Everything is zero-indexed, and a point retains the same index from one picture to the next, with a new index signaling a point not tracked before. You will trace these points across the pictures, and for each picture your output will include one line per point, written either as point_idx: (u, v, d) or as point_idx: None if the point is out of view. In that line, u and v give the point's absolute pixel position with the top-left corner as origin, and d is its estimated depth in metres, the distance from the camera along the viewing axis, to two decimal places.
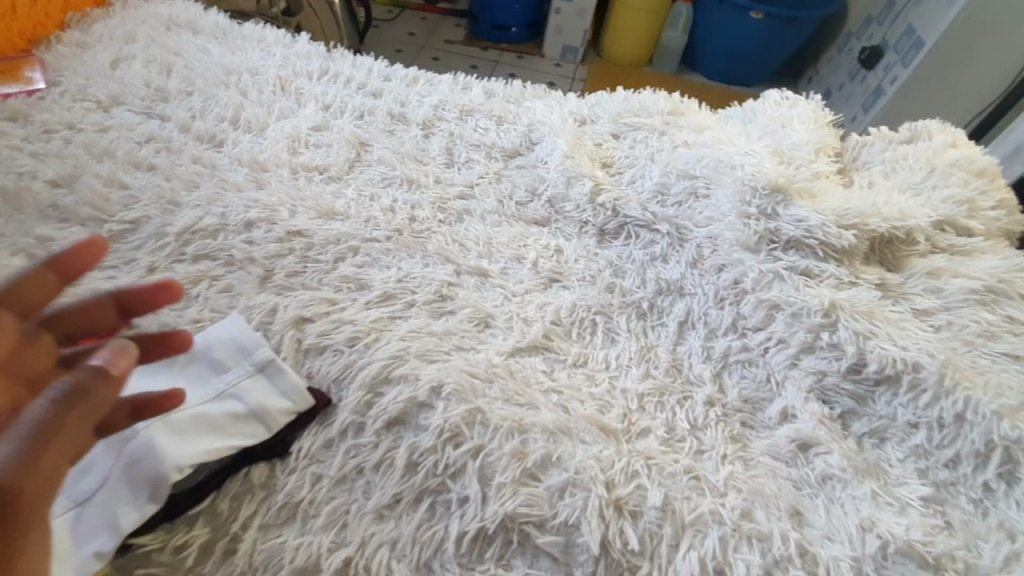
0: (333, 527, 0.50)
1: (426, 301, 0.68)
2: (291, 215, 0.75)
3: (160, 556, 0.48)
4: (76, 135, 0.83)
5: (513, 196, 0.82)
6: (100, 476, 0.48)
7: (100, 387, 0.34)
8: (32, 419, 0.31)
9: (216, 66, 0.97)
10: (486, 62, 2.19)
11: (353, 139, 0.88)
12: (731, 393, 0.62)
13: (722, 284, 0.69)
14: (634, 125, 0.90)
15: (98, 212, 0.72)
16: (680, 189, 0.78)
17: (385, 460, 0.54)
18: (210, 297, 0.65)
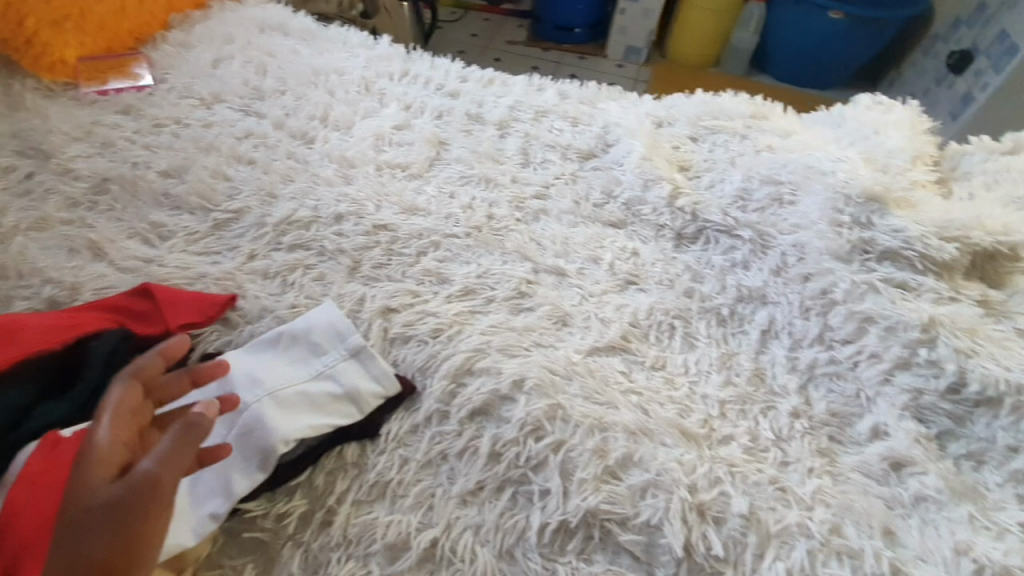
0: (420, 508, 0.53)
1: (505, 297, 0.69)
2: (377, 210, 0.79)
3: (264, 522, 0.51)
4: (183, 129, 0.89)
5: (590, 198, 0.82)
6: (213, 446, 0.52)
7: (206, 421, 0.45)
8: (162, 444, 0.42)
9: (306, 66, 1.02)
10: (549, 63, 2.20)
11: (434, 138, 0.91)
12: (818, 406, 0.61)
13: (808, 293, 0.67)
14: (713, 128, 0.88)
15: (204, 201, 0.78)
16: (763, 194, 0.76)
17: (469, 448, 0.56)
18: (304, 285, 0.69)
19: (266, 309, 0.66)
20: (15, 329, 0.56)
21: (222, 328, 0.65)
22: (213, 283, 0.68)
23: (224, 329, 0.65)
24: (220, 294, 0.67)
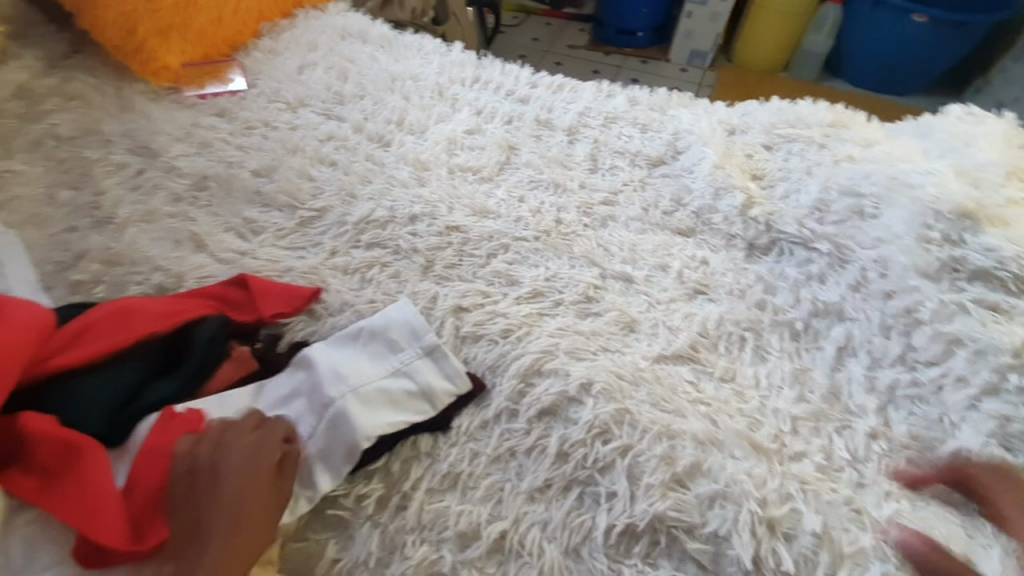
0: (489, 501, 0.55)
1: (573, 301, 0.71)
2: (449, 212, 0.82)
3: (346, 502, 0.55)
4: (272, 132, 0.95)
5: (658, 205, 0.82)
6: (304, 435, 0.57)
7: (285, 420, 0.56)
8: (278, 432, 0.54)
9: (383, 73, 1.07)
10: (610, 67, 2.19)
11: (504, 143, 0.93)
12: (898, 428, 0.58)
13: (889, 311, 0.65)
14: (789, 137, 0.86)
15: (291, 199, 0.83)
16: (842, 207, 0.74)
17: (537, 446, 0.57)
18: (381, 281, 0.73)
19: (347, 303, 0.71)
20: (129, 312, 0.62)
21: (308, 319, 0.70)
22: (299, 277, 0.73)
23: (309, 320, 0.69)
24: (306, 288, 0.71)
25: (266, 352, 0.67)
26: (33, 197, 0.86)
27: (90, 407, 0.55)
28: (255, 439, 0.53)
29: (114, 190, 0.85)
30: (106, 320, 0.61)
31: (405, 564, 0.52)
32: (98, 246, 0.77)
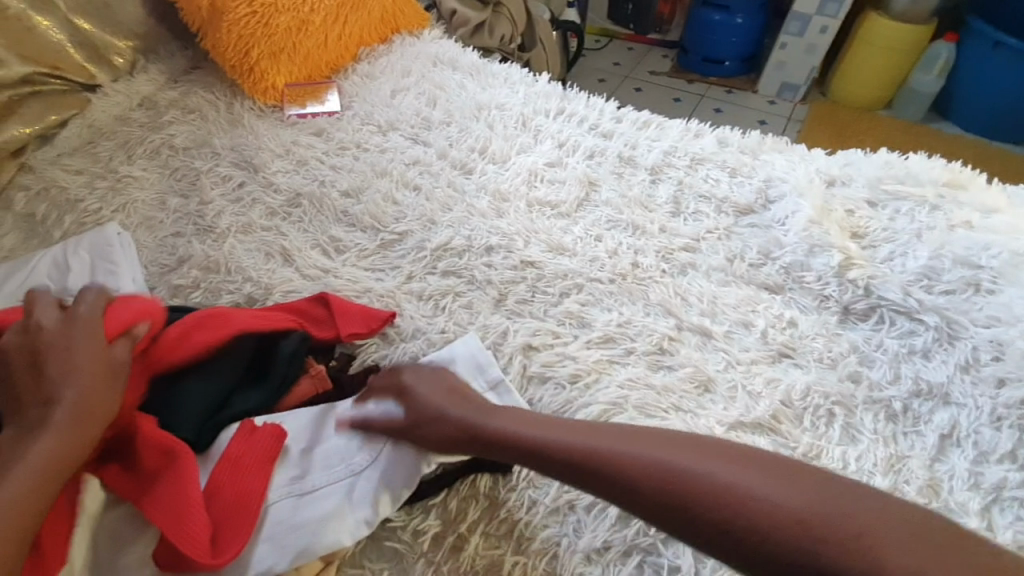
0: (545, 555, 0.54)
1: (646, 351, 0.69)
2: (525, 245, 0.82)
3: (402, 534, 0.55)
4: (362, 153, 1.00)
5: (744, 256, 0.78)
6: (370, 456, 0.58)
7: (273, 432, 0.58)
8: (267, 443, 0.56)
9: (470, 100, 1.10)
10: (692, 96, 2.14)
11: (585, 179, 0.92)
12: (1005, 535, 0.52)
13: (1002, 401, 0.60)
14: (896, 195, 0.80)
15: (375, 221, 0.86)
16: (956, 276, 0.69)
17: (598, 503, 0.55)
18: (454, 311, 0.74)
19: (420, 330, 0.72)
20: (225, 317, 0.65)
21: (381, 342, 0.71)
22: (377, 299, 0.76)
23: (383, 343, 0.71)
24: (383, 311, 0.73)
25: (340, 371, 0.69)
26: (149, 201, 0.94)
27: (185, 414, 0.58)
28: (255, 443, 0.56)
29: (217, 201, 0.92)
30: (206, 319, 0.64)
31: None
32: (200, 252, 0.83)
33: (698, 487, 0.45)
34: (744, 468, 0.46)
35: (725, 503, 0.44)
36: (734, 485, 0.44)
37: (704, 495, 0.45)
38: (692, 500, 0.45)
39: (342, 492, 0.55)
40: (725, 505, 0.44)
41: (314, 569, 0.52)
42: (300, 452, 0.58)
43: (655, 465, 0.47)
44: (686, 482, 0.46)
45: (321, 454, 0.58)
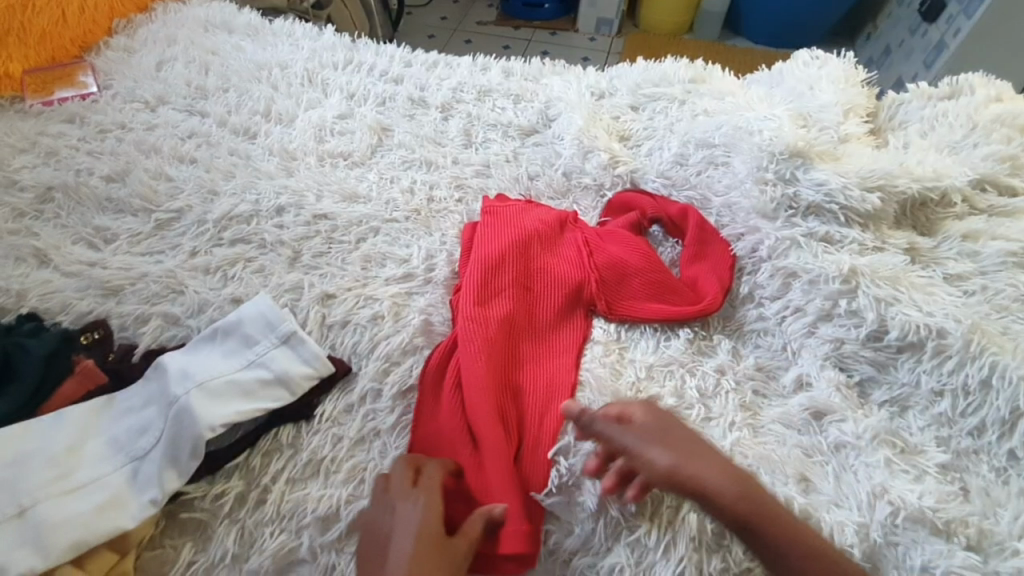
0: (352, 482, 0.55)
1: (445, 279, 0.71)
2: (317, 199, 0.79)
3: (203, 503, 0.53)
4: (128, 134, 0.90)
5: (528, 173, 0.85)
6: (153, 439, 0.54)
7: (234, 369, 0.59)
8: (104, 436, 0.55)
9: (248, 63, 1.03)
10: (520, 42, 2.16)
11: (376, 125, 0.91)
12: (746, 361, 0.62)
13: (739, 253, 0.69)
14: (652, 96, 0.90)
15: (146, 202, 0.79)
16: (698, 159, 0.78)
17: (401, 423, 0.58)
18: (244, 277, 0.71)
19: (206, 303, 0.68)
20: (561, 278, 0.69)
21: (164, 323, 0.67)
22: (153, 282, 0.69)
23: (167, 325, 0.66)
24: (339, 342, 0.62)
25: (119, 362, 0.63)
26: None
27: None
28: (52, 437, 0.54)
29: None
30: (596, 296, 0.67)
31: (262, 557, 0.52)
32: None
33: (696, 442, 0.52)
34: (673, 435, 0.52)
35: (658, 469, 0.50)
36: (650, 416, 0.53)
37: (728, 471, 0.50)
38: (710, 479, 0.49)
39: (121, 480, 0.52)
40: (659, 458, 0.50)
41: (108, 562, 0.49)
42: (64, 450, 0.53)
43: (670, 415, 0.55)
44: (695, 449, 0.51)
45: (97, 446, 0.54)
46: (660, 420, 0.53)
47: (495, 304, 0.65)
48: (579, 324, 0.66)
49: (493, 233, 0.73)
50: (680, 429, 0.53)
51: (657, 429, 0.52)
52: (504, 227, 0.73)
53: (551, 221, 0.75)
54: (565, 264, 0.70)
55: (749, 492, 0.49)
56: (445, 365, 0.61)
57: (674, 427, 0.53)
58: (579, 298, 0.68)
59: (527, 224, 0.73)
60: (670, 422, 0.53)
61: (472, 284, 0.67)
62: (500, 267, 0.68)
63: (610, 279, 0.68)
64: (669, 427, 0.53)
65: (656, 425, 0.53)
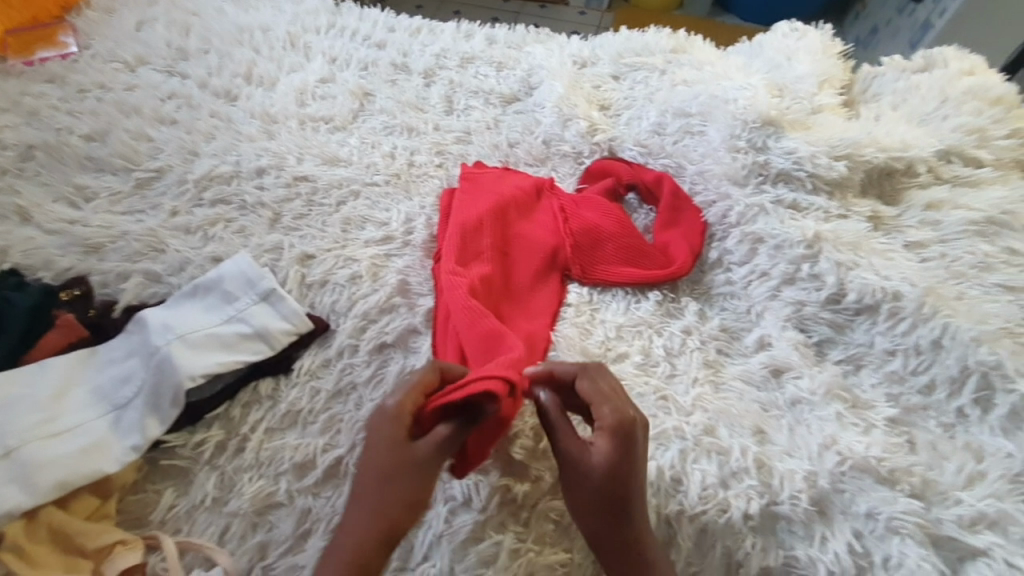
0: (328, 432, 0.57)
1: (424, 242, 0.73)
2: (298, 162, 0.80)
3: (183, 451, 0.55)
4: (108, 94, 0.90)
5: (509, 140, 0.85)
6: (135, 388, 0.56)
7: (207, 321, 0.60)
8: (88, 385, 0.57)
9: (230, 25, 1.02)
10: (509, 13, 2.14)
11: (358, 90, 0.91)
12: (711, 322, 0.64)
13: (711, 219, 0.71)
14: (634, 66, 0.91)
15: (127, 162, 0.80)
16: (675, 128, 0.79)
17: (377, 377, 0.60)
18: (224, 236, 0.71)
19: (187, 261, 0.69)
20: (537, 244, 0.71)
21: (145, 280, 0.67)
22: (134, 240, 0.70)
23: (149, 282, 0.67)
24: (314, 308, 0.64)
25: (100, 317, 0.64)
26: None
27: None
28: (36, 384, 0.55)
29: None
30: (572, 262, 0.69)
31: (240, 500, 0.53)
32: None
33: (638, 496, 0.48)
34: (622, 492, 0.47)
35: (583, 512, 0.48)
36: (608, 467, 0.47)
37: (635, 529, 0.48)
38: (609, 537, 0.48)
39: (104, 426, 0.54)
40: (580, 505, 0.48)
41: (90, 504, 0.51)
42: (48, 397, 0.54)
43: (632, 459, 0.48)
44: (624, 508, 0.47)
45: (80, 396, 0.56)
46: (609, 475, 0.47)
47: (475, 265, 0.67)
48: (554, 287, 0.68)
49: (473, 197, 0.74)
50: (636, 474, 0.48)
51: (601, 485, 0.47)
52: (482, 192, 0.74)
53: (529, 187, 0.76)
54: (542, 230, 0.72)
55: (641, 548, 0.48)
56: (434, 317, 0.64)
57: (625, 485, 0.47)
58: (555, 259, 0.70)
59: (505, 189, 0.75)
60: (631, 474, 0.47)
61: (453, 244, 0.68)
62: (479, 230, 0.70)
63: (584, 243, 0.70)
64: (622, 482, 0.47)
65: (607, 479, 0.47)
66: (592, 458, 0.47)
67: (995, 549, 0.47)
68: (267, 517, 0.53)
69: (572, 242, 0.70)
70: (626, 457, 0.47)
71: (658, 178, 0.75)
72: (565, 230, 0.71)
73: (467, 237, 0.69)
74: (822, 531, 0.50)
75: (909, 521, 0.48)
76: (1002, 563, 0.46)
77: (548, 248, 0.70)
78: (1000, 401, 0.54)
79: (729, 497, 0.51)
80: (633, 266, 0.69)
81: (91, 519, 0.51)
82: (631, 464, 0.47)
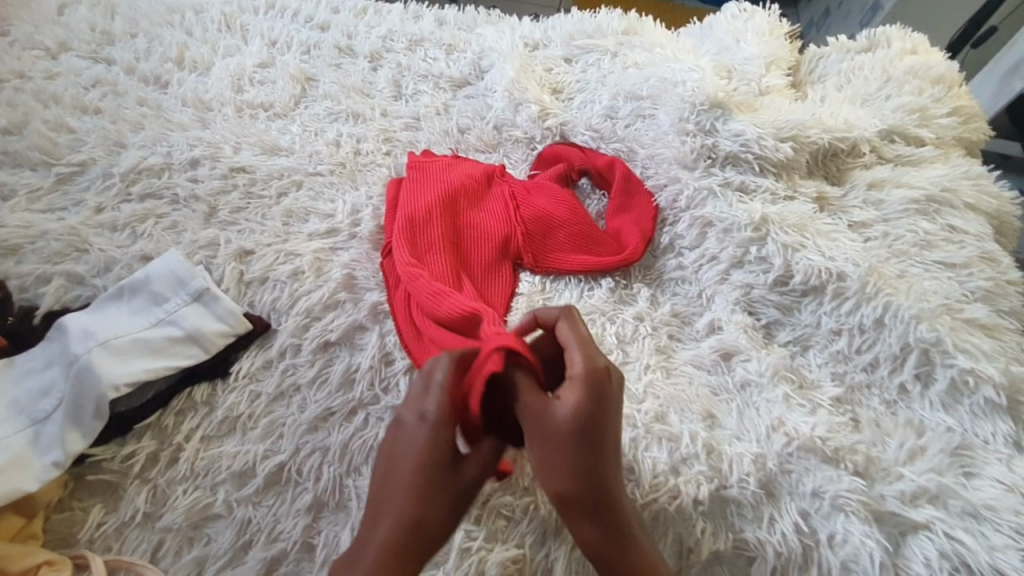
0: (269, 437, 0.54)
1: (370, 234, 0.70)
2: (234, 152, 0.76)
3: (112, 464, 0.52)
4: (24, 83, 0.83)
5: (459, 126, 0.83)
6: (56, 400, 0.52)
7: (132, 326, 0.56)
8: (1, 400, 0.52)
9: (160, 7, 0.95)
10: None
11: (299, 75, 0.87)
12: (663, 308, 0.64)
13: (662, 204, 0.70)
14: (586, 48, 0.89)
15: (46, 156, 0.74)
16: (627, 111, 0.77)
17: (320, 377, 0.58)
18: (154, 234, 0.67)
19: (113, 261, 0.64)
20: (488, 234, 0.69)
21: (67, 283, 0.63)
22: (54, 240, 0.65)
23: (71, 285, 0.63)
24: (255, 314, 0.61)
25: (18, 325, 0.59)
26: None
27: None
28: None
29: None
30: (524, 252, 0.67)
31: (174, 514, 0.50)
32: None
33: (613, 449, 0.43)
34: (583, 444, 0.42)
35: (557, 472, 0.42)
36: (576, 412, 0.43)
37: (615, 492, 0.43)
38: (583, 502, 0.42)
39: (22, 443, 0.50)
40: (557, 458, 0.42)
41: (14, 525, 0.48)
42: None
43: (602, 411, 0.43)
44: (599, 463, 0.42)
45: None
46: (580, 429, 0.42)
47: (432, 259, 0.65)
48: (506, 277, 0.66)
49: (422, 189, 0.71)
50: (608, 427, 0.43)
51: (572, 433, 0.42)
52: (429, 181, 0.72)
53: (478, 175, 0.74)
54: (493, 218, 0.70)
55: (623, 520, 0.43)
56: (387, 315, 0.61)
57: (599, 437, 0.42)
58: (508, 247, 0.68)
59: (454, 178, 0.72)
60: (605, 423, 0.43)
61: (406, 239, 0.65)
62: (428, 222, 0.68)
63: (536, 231, 0.68)
64: (591, 433, 0.42)
65: (574, 429, 0.42)
66: (560, 407, 0.43)
67: (935, 522, 0.48)
68: (205, 530, 0.51)
69: (524, 232, 0.68)
70: (597, 405, 0.43)
71: (610, 163, 0.74)
72: (515, 219, 0.69)
73: (416, 228, 0.67)
74: (770, 513, 0.50)
75: (854, 500, 0.49)
76: (941, 534, 0.47)
77: (500, 237, 0.68)
78: (939, 376, 0.56)
79: (680, 483, 0.50)
80: (586, 254, 0.68)
81: (15, 540, 0.48)
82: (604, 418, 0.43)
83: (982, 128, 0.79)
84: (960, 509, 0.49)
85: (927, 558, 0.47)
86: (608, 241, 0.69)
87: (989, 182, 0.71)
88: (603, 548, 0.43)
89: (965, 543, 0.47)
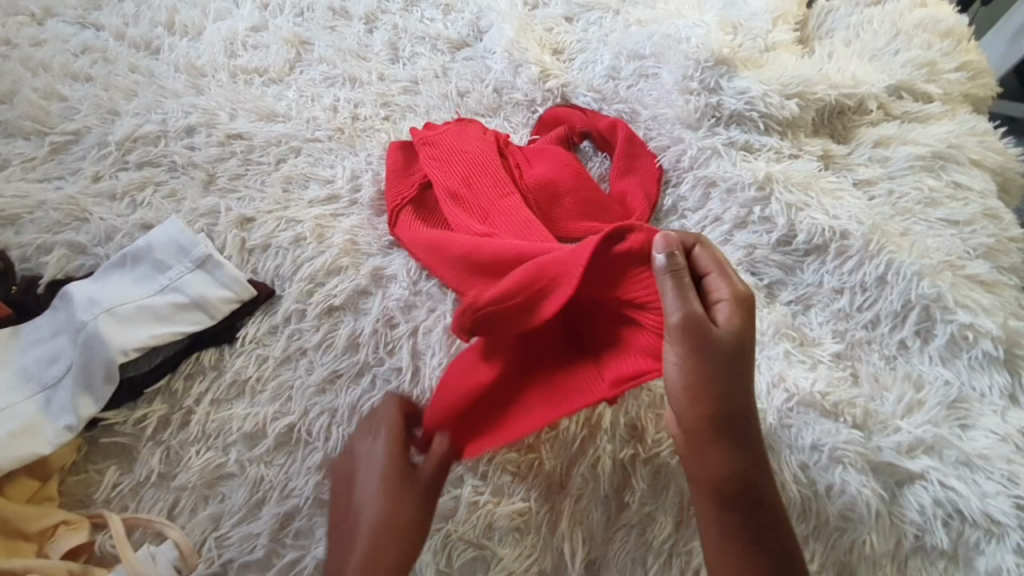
0: (278, 399, 0.55)
1: (370, 199, 0.69)
2: (230, 118, 0.75)
3: (124, 428, 0.53)
4: (11, 50, 0.81)
5: (458, 89, 0.81)
6: (64, 366, 0.53)
7: (133, 292, 0.57)
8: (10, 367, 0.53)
9: None
10: None
11: (293, 38, 0.85)
12: None
13: (664, 166, 0.69)
14: (588, 6, 0.86)
15: (39, 124, 0.73)
16: (630, 71, 0.76)
17: (326, 340, 0.58)
18: (154, 202, 0.67)
19: (114, 231, 0.64)
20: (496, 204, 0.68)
21: (68, 253, 0.63)
22: (53, 209, 0.65)
23: (73, 254, 0.63)
24: (260, 282, 0.61)
25: (23, 295, 0.59)
26: None
27: None
28: None
29: None
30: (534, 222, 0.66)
31: (188, 473, 0.52)
32: None
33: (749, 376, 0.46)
34: (740, 360, 0.46)
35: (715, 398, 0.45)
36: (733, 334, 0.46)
37: (750, 432, 0.46)
38: (728, 432, 0.45)
39: (33, 408, 0.51)
40: (715, 379, 0.45)
41: (30, 487, 0.49)
42: None
43: (748, 334, 0.46)
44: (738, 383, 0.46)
45: (5, 377, 0.53)
46: (735, 344, 0.45)
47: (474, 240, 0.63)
48: None
49: (434, 161, 0.69)
50: (748, 355, 0.46)
51: (729, 347, 0.45)
52: (431, 150, 0.70)
53: (489, 140, 0.71)
54: None
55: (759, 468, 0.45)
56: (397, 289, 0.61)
57: (740, 362, 0.46)
58: None
59: (456, 145, 0.70)
60: (747, 351, 0.46)
61: None
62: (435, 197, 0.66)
63: (542, 200, 0.67)
64: (742, 358, 0.46)
65: (735, 349, 0.45)
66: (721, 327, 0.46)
67: (930, 472, 0.49)
68: (219, 488, 0.52)
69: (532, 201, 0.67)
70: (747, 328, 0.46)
71: (614, 130, 0.72)
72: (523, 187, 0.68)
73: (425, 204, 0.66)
74: (770, 465, 0.51)
75: (852, 452, 0.50)
76: (935, 483, 0.49)
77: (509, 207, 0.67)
78: (939, 331, 0.56)
79: None
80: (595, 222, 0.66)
81: (32, 502, 0.49)
82: (746, 340, 0.46)
83: (990, 84, 0.77)
84: (954, 458, 0.50)
85: (921, 505, 0.48)
86: (616, 209, 0.68)
87: (995, 138, 0.70)
88: (739, 495, 0.45)
89: (959, 491, 0.48)
